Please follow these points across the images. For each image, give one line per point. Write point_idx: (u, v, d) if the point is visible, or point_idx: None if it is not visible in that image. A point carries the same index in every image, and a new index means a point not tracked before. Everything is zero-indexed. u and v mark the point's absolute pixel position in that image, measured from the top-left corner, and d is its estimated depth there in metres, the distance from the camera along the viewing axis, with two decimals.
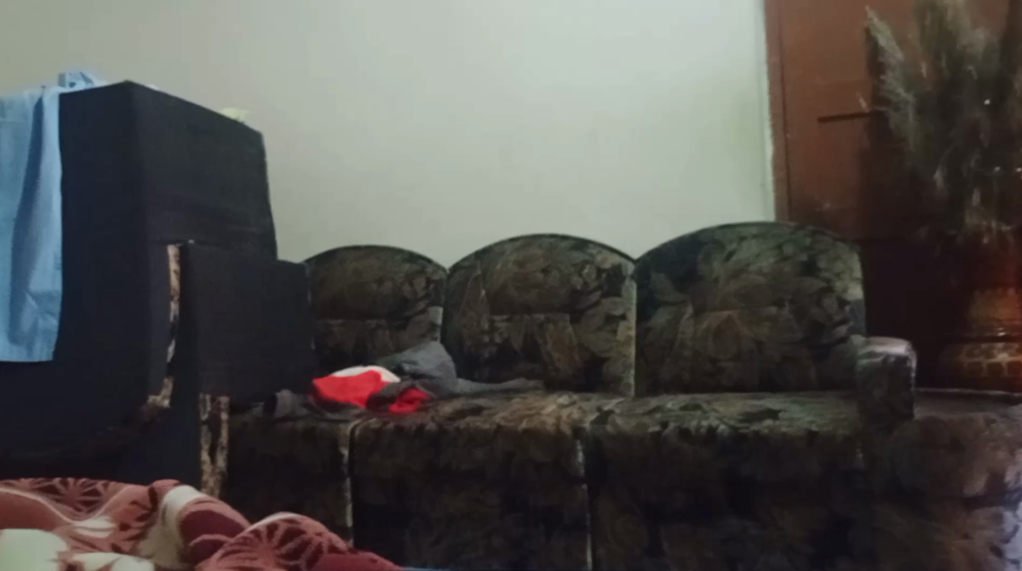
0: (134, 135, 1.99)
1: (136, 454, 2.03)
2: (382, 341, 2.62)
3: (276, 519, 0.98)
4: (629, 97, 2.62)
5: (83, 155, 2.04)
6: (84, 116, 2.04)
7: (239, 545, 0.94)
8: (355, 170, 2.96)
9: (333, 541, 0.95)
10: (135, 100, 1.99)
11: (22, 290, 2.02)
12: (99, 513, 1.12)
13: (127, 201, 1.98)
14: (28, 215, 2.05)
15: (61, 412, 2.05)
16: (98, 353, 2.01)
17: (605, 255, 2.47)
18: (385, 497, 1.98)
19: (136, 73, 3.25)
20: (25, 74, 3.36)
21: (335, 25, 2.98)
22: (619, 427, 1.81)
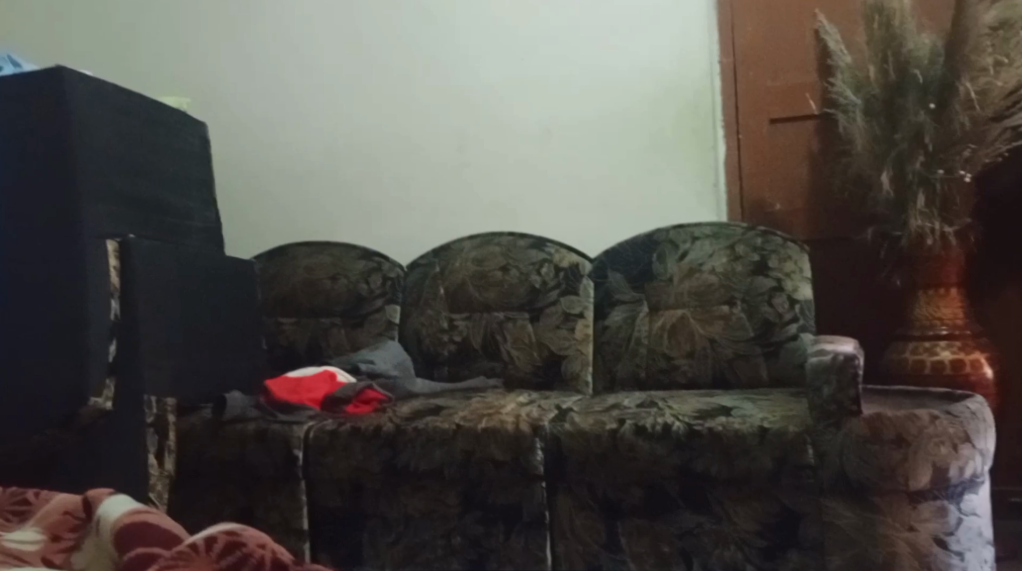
0: (66, 120, 1.86)
1: (71, 463, 1.89)
2: (337, 340, 2.61)
3: (215, 532, 0.91)
4: (584, 94, 2.66)
5: (6, 143, 1.88)
6: (7, 100, 1.89)
7: (172, 560, 0.88)
8: (305, 161, 2.89)
9: (277, 553, 0.89)
10: (65, 83, 1.86)
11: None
12: (31, 524, 1.06)
13: (57, 192, 1.85)
14: None
15: None
16: (29, 356, 1.85)
17: (562, 253, 2.51)
18: (340, 499, 1.96)
19: (67, 58, 3.11)
20: None
21: (284, 12, 2.91)
22: (577, 425, 1.85)
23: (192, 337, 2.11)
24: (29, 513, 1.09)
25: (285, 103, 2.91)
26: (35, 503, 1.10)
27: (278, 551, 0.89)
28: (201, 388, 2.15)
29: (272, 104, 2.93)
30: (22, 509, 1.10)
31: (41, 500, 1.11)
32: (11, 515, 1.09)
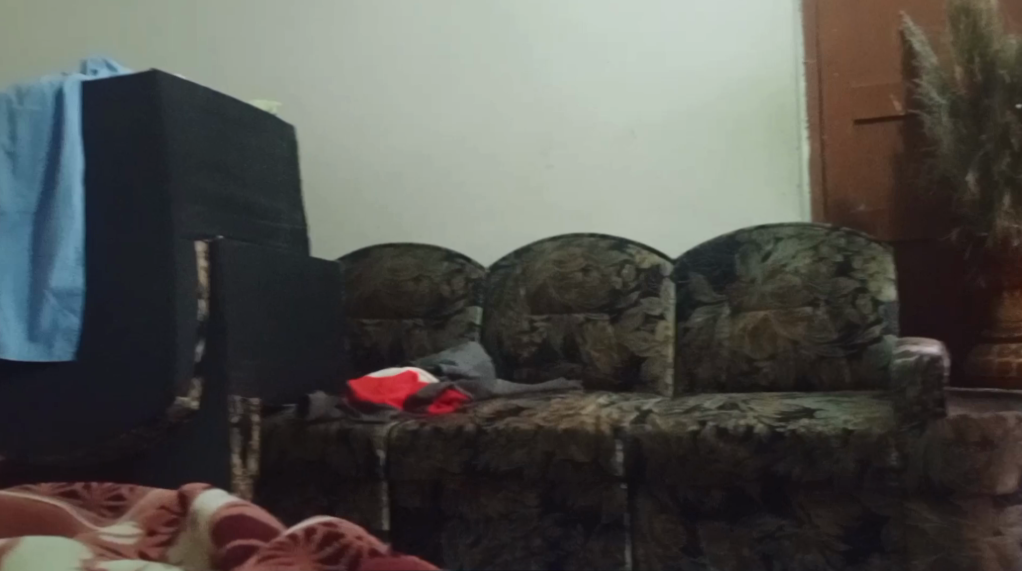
0: (161, 124, 1.95)
1: (159, 458, 2.01)
2: (418, 341, 2.66)
3: (313, 524, 0.97)
4: (664, 94, 2.66)
5: (103, 149, 2.00)
6: (106, 105, 2.00)
7: (274, 550, 0.93)
8: (390, 166, 2.96)
9: (373, 545, 0.94)
10: (159, 86, 1.96)
11: (40, 286, 1.96)
12: (127, 520, 1.07)
13: (154, 196, 1.95)
14: (46, 206, 2.00)
15: (82, 417, 2.00)
16: (121, 353, 1.97)
17: (644, 255, 2.52)
18: (421, 499, 2.00)
19: (159, 62, 3.22)
20: (44, 63, 3.32)
21: (369, 18, 2.98)
22: (658, 427, 1.85)
23: (278, 338, 2.20)
24: (124, 507, 1.09)
25: (371, 108, 2.99)
26: (130, 499, 1.11)
27: (374, 544, 0.95)
28: (288, 389, 2.23)
29: (356, 109, 3.00)
30: (117, 504, 1.10)
31: (135, 496, 1.11)
32: (104, 510, 1.09)
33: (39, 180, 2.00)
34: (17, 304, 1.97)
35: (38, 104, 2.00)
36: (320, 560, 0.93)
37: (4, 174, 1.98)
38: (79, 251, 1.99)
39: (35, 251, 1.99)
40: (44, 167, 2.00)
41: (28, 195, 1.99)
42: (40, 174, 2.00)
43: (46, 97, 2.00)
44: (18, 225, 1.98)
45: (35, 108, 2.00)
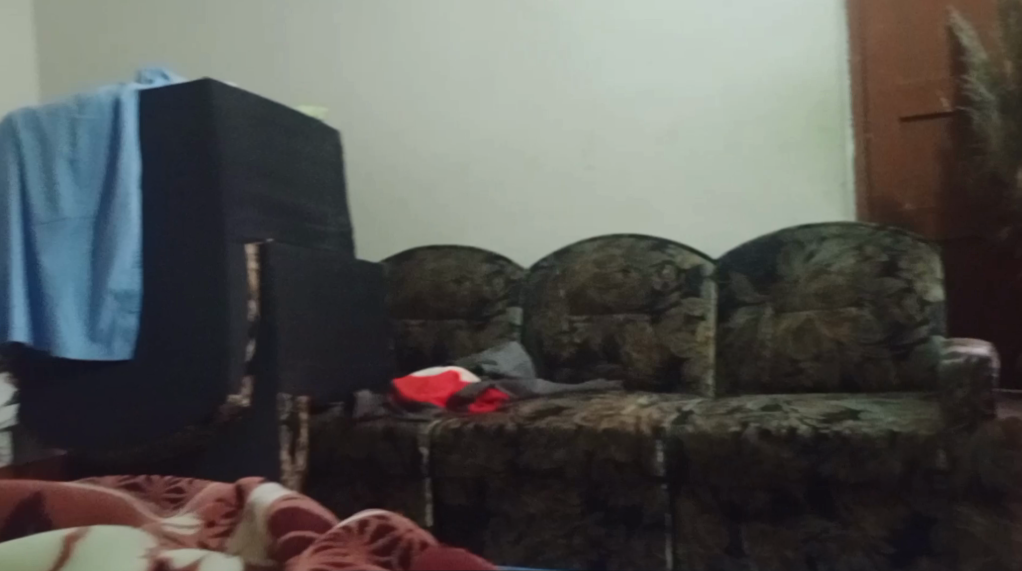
0: (214, 131, 2.00)
1: (212, 452, 2.07)
2: (461, 342, 2.68)
3: (367, 516, 1.00)
4: (707, 95, 2.65)
5: (158, 155, 2.05)
6: (162, 113, 2.05)
7: (329, 541, 0.96)
8: (433, 169, 2.99)
9: (424, 538, 0.98)
10: (213, 95, 2.00)
11: (99, 288, 2.03)
12: (186, 511, 1.11)
13: (207, 201, 2.00)
14: (105, 211, 2.07)
15: (137, 414, 2.06)
16: (174, 353, 2.02)
17: (685, 255, 2.52)
18: (465, 497, 2.02)
19: (211, 69, 3.28)
20: (102, 72, 3.42)
21: (412, 22, 3.01)
22: (700, 427, 1.84)
23: (324, 337, 2.24)
24: (184, 500, 1.14)
25: (414, 111, 3.01)
26: (189, 492, 1.15)
27: (425, 537, 0.98)
28: (334, 387, 2.26)
29: (399, 113, 3.03)
30: (177, 496, 1.15)
31: (194, 489, 1.16)
32: (165, 502, 1.13)
33: (98, 186, 2.08)
34: (79, 306, 2.05)
35: (97, 113, 2.07)
36: (374, 551, 0.96)
37: (67, 183, 2.08)
38: (137, 255, 2.05)
39: (96, 255, 2.07)
40: (104, 173, 2.08)
41: (88, 201, 2.08)
42: (100, 181, 2.08)
43: (105, 106, 2.07)
44: (78, 230, 2.07)
45: (94, 117, 2.07)
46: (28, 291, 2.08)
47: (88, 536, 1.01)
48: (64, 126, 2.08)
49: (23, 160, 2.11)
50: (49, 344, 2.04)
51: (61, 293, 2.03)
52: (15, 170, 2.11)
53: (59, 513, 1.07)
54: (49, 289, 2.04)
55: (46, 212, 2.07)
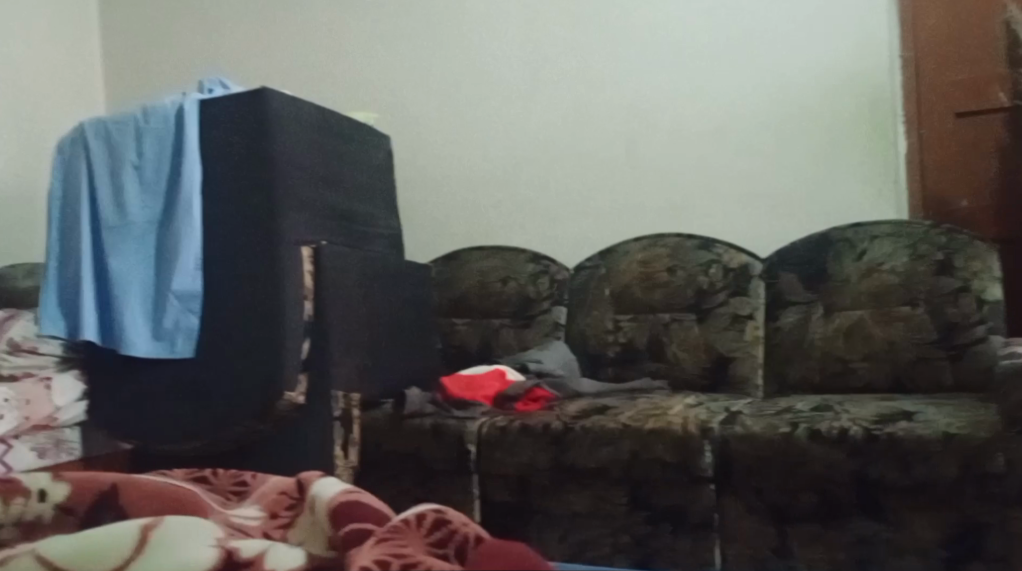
0: (270, 137, 2.04)
1: (269, 446, 2.12)
2: (506, 341, 2.69)
3: (423, 509, 1.05)
4: (755, 93, 2.63)
5: (217, 160, 2.09)
6: (221, 120, 2.09)
7: (390, 532, 1.00)
8: (479, 170, 2.99)
9: (479, 532, 1.03)
10: (269, 102, 2.04)
11: (165, 289, 2.07)
12: (251, 504, 1.18)
13: (264, 204, 2.03)
14: (169, 215, 2.11)
15: (196, 411, 2.09)
16: (233, 352, 2.05)
17: (732, 254, 2.49)
18: (510, 493, 2.01)
19: (266, 76, 3.31)
20: (161, 80, 3.49)
21: (459, 23, 3.02)
22: (749, 428, 1.82)
23: (373, 334, 2.26)
24: (247, 493, 1.22)
25: (460, 113, 3.02)
26: (252, 485, 1.23)
27: (479, 531, 1.03)
28: (383, 385, 2.28)
29: (446, 114, 3.04)
30: (241, 489, 1.23)
31: (257, 483, 1.24)
32: (230, 494, 1.22)
33: (162, 191, 2.12)
34: (145, 306, 2.10)
35: (161, 122, 2.12)
36: (431, 543, 1.01)
37: (134, 189, 2.13)
38: (199, 257, 2.09)
39: (160, 258, 2.11)
40: (168, 179, 2.12)
41: (154, 206, 2.12)
42: (164, 186, 2.12)
43: (169, 115, 2.12)
44: (144, 234, 2.11)
45: (159, 126, 2.12)
46: (99, 293, 2.14)
47: (164, 525, 1.05)
48: (131, 134, 2.14)
49: (93, 166, 2.16)
50: (118, 344, 2.10)
51: (128, 294, 2.09)
52: (85, 178, 2.17)
53: (133, 506, 1.14)
54: (118, 291, 2.09)
55: (114, 217, 2.13)
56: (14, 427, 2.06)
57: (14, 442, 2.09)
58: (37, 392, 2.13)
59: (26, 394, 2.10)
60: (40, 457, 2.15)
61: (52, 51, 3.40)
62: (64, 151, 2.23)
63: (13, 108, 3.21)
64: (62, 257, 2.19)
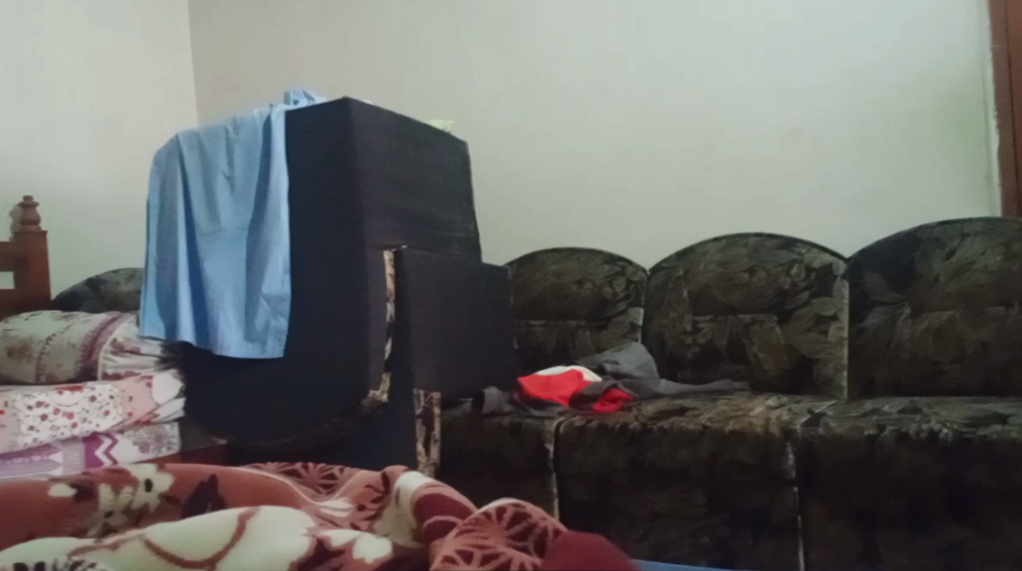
0: (352, 146, 2.11)
1: (357, 440, 2.20)
2: (583, 341, 2.71)
3: (502, 503, 1.08)
4: (835, 92, 2.59)
5: (304, 169, 2.17)
6: (307, 131, 2.17)
7: (471, 525, 1.04)
8: (554, 173, 3.01)
9: (557, 526, 1.07)
10: (352, 112, 2.12)
11: (256, 293, 2.16)
12: (340, 496, 1.24)
13: (348, 210, 2.10)
14: (259, 222, 2.20)
15: (285, 409, 2.17)
16: (321, 353, 2.12)
17: (814, 254, 2.46)
18: (589, 493, 2.02)
19: (347, 87, 3.40)
20: (250, 95, 3.62)
21: (533, 29, 3.05)
22: (833, 430, 1.80)
23: (451, 336, 2.31)
24: (336, 485, 1.29)
25: (536, 117, 3.05)
26: (341, 478, 1.30)
27: (557, 524, 1.07)
28: (462, 385, 2.33)
29: (521, 119, 3.07)
30: (330, 482, 1.30)
31: (345, 476, 1.31)
32: (320, 488, 1.29)
33: (252, 199, 2.21)
34: (238, 309, 2.19)
35: (251, 133, 2.21)
36: (512, 536, 1.04)
37: (224, 198, 2.21)
38: (287, 261, 2.17)
39: (251, 262, 2.19)
40: (258, 187, 2.21)
41: (244, 213, 2.21)
42: (254, 194, 2.21)
43: (258, 127, 2.21)
44: (235, 240, 2.20)
45: (248, 137, 2.21)
46: (194, 297, 2.24)
47: (260, 512, 1.11)
48: (222, 146, 2.23)
49: (187, 176, 2.26)
50: (212, 345, 2.19)
51: (222, 298, 2.17)
52: (181, 187, 2.27)
53: (231, 497, 1.21)
54: (211, 295, 2.18)
55: (208, 225, 2.22)
56: (117, 423, 2.16)
57: (118, 436, 2.19)
58: (140, 390, 2.23)
59: (129, 391, 2.19)
60: (142, 451, 2.23)
61: (147, 70, 3.55)
62: (161, 162, 2.33)
63: (112, 125, 3.37)
64: (159, 262, 2.29)
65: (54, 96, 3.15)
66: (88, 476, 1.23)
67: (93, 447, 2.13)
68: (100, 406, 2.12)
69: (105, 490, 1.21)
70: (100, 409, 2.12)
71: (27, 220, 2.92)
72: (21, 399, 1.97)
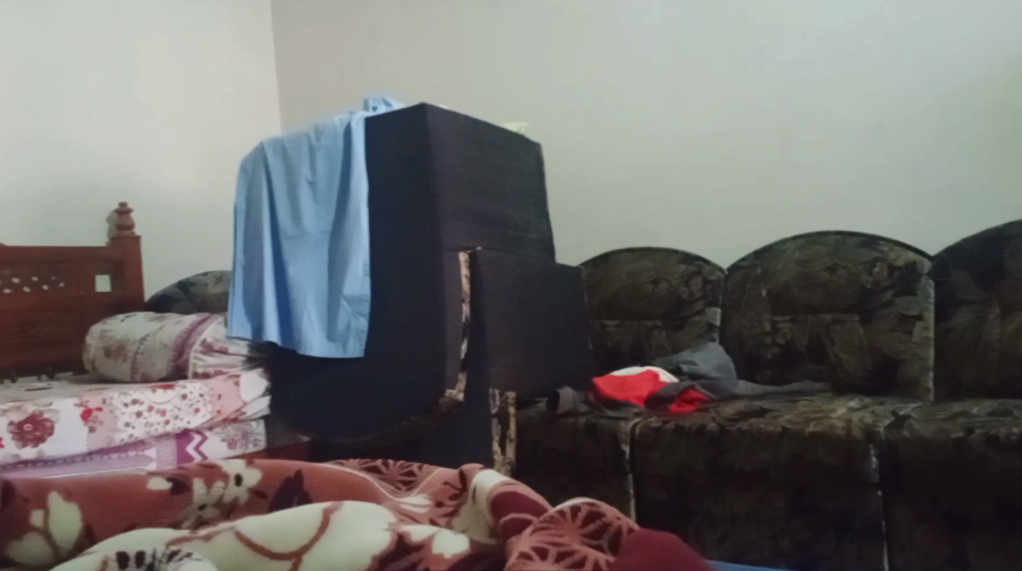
0: (429, 150, 2.15)
1: (436, 439, 2.22)
2: (658, 342, 2.71)
3: (577, 502, 1.10)
4: (917, 86, 2.53)
5: (383, 173, 2.22)
6: (386, 136, 2.22)
7: (547, 522, 1.06)
8: (629, 173, 3.01)
9: (631, 524, 1.09)
10: (428, 117, 2.16)
11: (337, 294, 2.22)
12: (420, 493, 1.29)
13: (425, 213, 2.15)
14: (340, 225, 2.26)
15: (366, 407, 2.22)
16: (400, 353, 2.17)
17: (897, 252, 2.39)
18: (667, 494, 2.01)
19: (424, 93, 3.46)
20: (330, 102, 3.71)
21: (607, 30, 3.05)
22: (918, 432, 1.75)
23: (526, 336, 2.33)
24: (415, 482, 1.34)
25: (611, 118, 3.05)
26: (419, 475, 1.34)
27: (631, 523, 1.09)
28: (536, 384, 2.35)
29: (596, 120, 3.08)
30: (410, 479, 1.35)
31: (423, 473, 1.35)
32: (400, 483, 1.34)
33: (334, 203, 2.27)
34: (320, 309, 2.25)
35: (332, 140, 2.28)
36: (586, 534, 1.06)
37: (307, 202, 2.28)
38: (367, 263, 2.22)
39: (332, 264, 2.26)
40: (340, 192, 2.27)
41: (326, 217, 2.28)
42: (336, 198, 2.27)
43: (339, 133, 2.28)
44: (317, 242, 2.27)
45: (330, 143, 2.28)
46: (279, 298, 2.31)
47: (344, 507, 1.15)
48: (305, 152, 2.30)
49: (272, 182, 2.34)
50: (296, 344, 2.26)
51: (306, 299, 2.24)
52: (266, 193, 2.35)
53: (316, 491, 1.27)
54: (295, 295, 2.25)
55: (293, 228, 2.29)
56: (207, 420, 2.24)
57: (208, 433, 2.27)
58: (228, 388, 2.31)
59: (218, 389, 2.27)
60: (229, 448, 2.32)
61: (233, 76, 3.67)
62: (247, 169, 2.42)
63: (200, 133, 3.48)
64: (246, 265, 2.37)
65: (145, 106, 3.27)
66: (183, 471, 1.30)
67: (184, 443, 2.21)
68: (191, 403, 2.20)
69: (199, 483, 1.27)
70: (191, 407, 2.20)
71: (122, 226, 3.06)
72: (118, 396, 2.06)
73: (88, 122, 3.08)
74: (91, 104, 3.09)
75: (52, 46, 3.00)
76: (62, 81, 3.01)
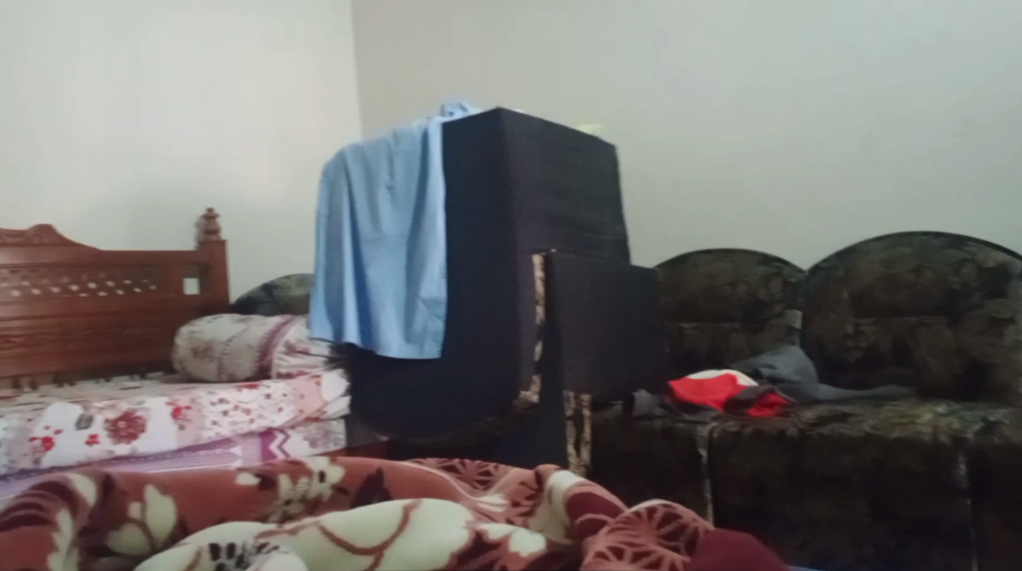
0: (504, 154, 2.17)
1: (511, 443, 2.24)
2: (737, 345, 2.68)
3: (653, 502, 1.11)
4: (1006, 83, 2.45)
5: (459, 177, 2.25)
6: (462, 141, 2.25)
7: (624, 523, 1.06)
8: (705, 175, 2.99)
9: (707, 527, 1.09)
10: (504, 122, 2.18)
11: (414, 296, 2.26)
12: (497, 492, 1.31)
13: (500, 216, 2.17)
14: (418, 228, 2.29)
15: (443, 407, 2.26)
16: (475, 354, 2.19)
17: (988, 253, 2.31)
18: (745, 498, 1.98)
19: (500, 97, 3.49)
20: (409, 108, 3.77)
21: (682, 31, 3.03)
22: (1010, 439, 1.70)
23: (601, 338, 2.33)
24: (492, 482, 1.36)
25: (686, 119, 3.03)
26: (495, 474, 1.36)
27: (707, 525, 1.09)
28: (611, 386, 2.35)
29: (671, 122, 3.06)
30: (486, 478, 1.37)
31: (500, 472, 1.37)
32: (477, 482, 1.37)
33: (412, 207, 2.31)
34: (398, 312, 2.30)
35: (410, 145, 2.32)
36: (663, 536, 1.07)
37: (386, 206, 2.32)
38: (443, 266, 2.25)
39: (410, 266, 2.29)
40: (418, 196, 2.31)
41: (404, 221, 2.31)
42: (414, 202, 2.31)
43: (416, 139, 2.31)
44: (396, 246, 2.31)
45: (409, 148, 2.32)
46: (358, 300, 2.36)
47: (423, 505, 1.18)
48: (384, 157, 2.34)
49: (352, 187, 2.39)
50: (375, 346, 2.31)
51: (384, 301, 2.28)
52: (346, 198, 2.40)
53: (397, 489, 1.31)
54: (374, 298, 2.30)
55: (372, 232, 2.33)
56: (290, 419, 2.31)
57: (291, 432, 2.34)
58: (311, 388, 2.37)
59: (301, 389, 2.34)
60: (311, 446, 2.39)
61: (315, 83, 3.75)
62: (328, 174, 2.47)
63: (283, 140, 3.58)
64: (327, 268, 2.43)
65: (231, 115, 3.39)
66: (270, 467, 1.34)
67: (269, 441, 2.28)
68: (275, 403, 2.27)
69: (285, 480, 1.31)
70: (275, 406, 2.27)
71: (210, 230, 3.17)
72: (207, 395, 2.14)
73: (178, 131, 3.20)
74: (182, 112, 3.21)
75: (145, 56, 3.12)
76: (155, 92, 3.14)
